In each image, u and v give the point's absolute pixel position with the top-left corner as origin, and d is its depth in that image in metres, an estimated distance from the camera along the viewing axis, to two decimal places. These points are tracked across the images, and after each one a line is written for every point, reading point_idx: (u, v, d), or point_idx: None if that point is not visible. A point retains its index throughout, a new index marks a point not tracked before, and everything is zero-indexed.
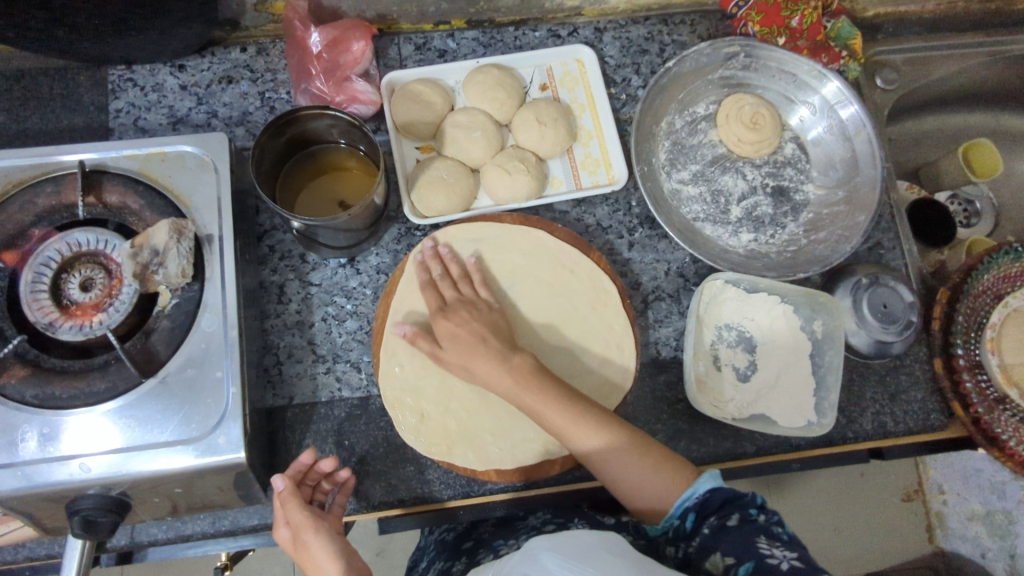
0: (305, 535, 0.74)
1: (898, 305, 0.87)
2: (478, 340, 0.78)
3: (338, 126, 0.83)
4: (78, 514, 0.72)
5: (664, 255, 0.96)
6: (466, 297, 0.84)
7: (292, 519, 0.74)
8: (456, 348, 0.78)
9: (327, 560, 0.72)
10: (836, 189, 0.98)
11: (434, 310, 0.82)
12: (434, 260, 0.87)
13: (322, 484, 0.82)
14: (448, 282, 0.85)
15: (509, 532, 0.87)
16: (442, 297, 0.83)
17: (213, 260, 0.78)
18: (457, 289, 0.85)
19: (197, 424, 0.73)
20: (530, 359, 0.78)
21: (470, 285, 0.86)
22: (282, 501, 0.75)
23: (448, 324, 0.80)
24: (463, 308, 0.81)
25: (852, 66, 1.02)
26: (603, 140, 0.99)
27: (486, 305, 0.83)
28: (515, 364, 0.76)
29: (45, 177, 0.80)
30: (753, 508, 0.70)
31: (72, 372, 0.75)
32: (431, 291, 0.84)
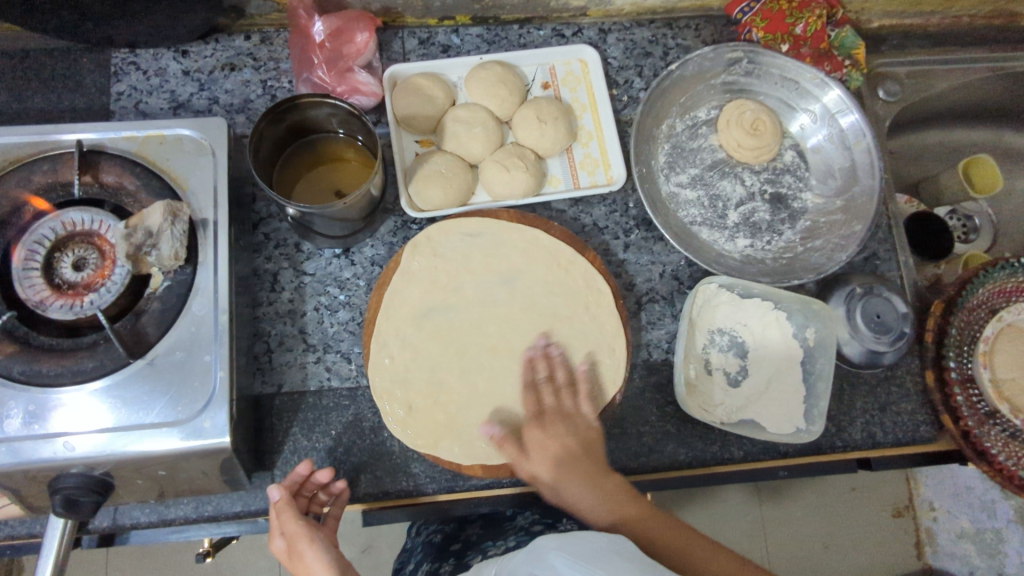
0: (300, 545, 0.71)
1: (892, 315, 0.87)
2: (574, 458, 0.74)
3: (338, 116, 0.83)
4: (59, 493, 0.72)
5: (659, 257, 0.96)
6: (566, 408, 0.79)
7: (286, 529, 0.72)
8: (548, 464, 0.74)
9: (322, 571, 0.68)
10: (834, 199, 0.98)
11: (529, 415, 0.78)
12: (543, 360, 0.83)
13: (319, 496, 0.81)
14: (551, 387, 0.81)
15: (497, 533, 0.96)
16: (544, 402, 0.79)
17: (207, 244, 0.78)
18: (559, 398, 0.80)
19: (184, 407, 0.73)
20: (621, 480, 0.73)
21: (572, 395, 0.80)
22: (277, 512, 0.74)
23: (541, 435, 0.76)
24: (559, 421, 0.77)
25: (854, 75, 1.01)
26: (603, 140, 0.99)
27: (586, 422, 0.78)
28: (608, 480, 0.72)
29: (42, 155, 0.80)
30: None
31: (61, 350, 0.75)
32: (531, 394, 0.80)
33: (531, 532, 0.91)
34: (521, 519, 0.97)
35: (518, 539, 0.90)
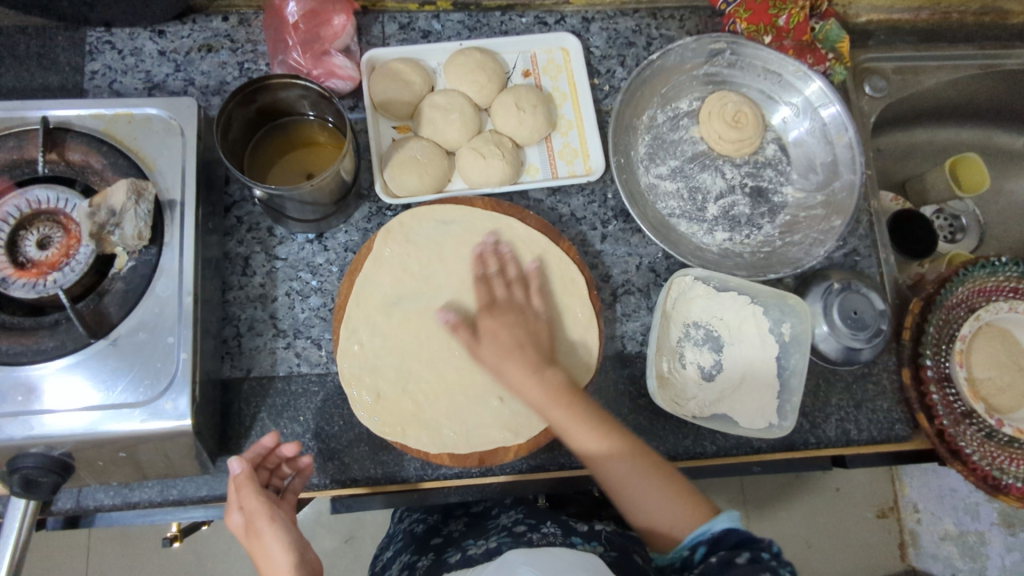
0: (259, 523, 0.68)
1: (868, 312, 0.86)
2: (517, 347, 0.78)
3: (309, 98, 0.82)
4: (17, 473, 0.70)
5: (636, 249, 0.95)
6: (518, 300, 0.83)
7: (246, 505, 0.69)
8: (495, 352, 0.78)
9: (281, 553, 0.66)
10: (815, 193, 0.96)
11: (482, 305, 0.82)
12: (493, 257, 0.86)
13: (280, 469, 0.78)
14: (503, 280, 0.84)
15: (479, 533, 0.96)
16: (496, 293, 0.83)
17: (174, 225, 0.77)
18: (510, 291, 0.84)
19: (146, 387, 0.72)
20: (562, 376, 0.78)
21: (525, 289, 0.84)
22: (237, 486, 0.70)
23: (493, 323, 0.80)
24: (510, 312, 0.81)
25: (839, 69, 1.00)
26: (582, 130, 0.98)
27: (535, 314, 0.83)
28: (550, 380, 0.77)
29: (9, 131, 0.79)
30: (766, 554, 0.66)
31: (22, 329, 0.74)
32: (482, 286, 0.83)
33: (512, 532, 0.91)
34: (505, 518, 0.97)
35: (499, 541, 0.90)
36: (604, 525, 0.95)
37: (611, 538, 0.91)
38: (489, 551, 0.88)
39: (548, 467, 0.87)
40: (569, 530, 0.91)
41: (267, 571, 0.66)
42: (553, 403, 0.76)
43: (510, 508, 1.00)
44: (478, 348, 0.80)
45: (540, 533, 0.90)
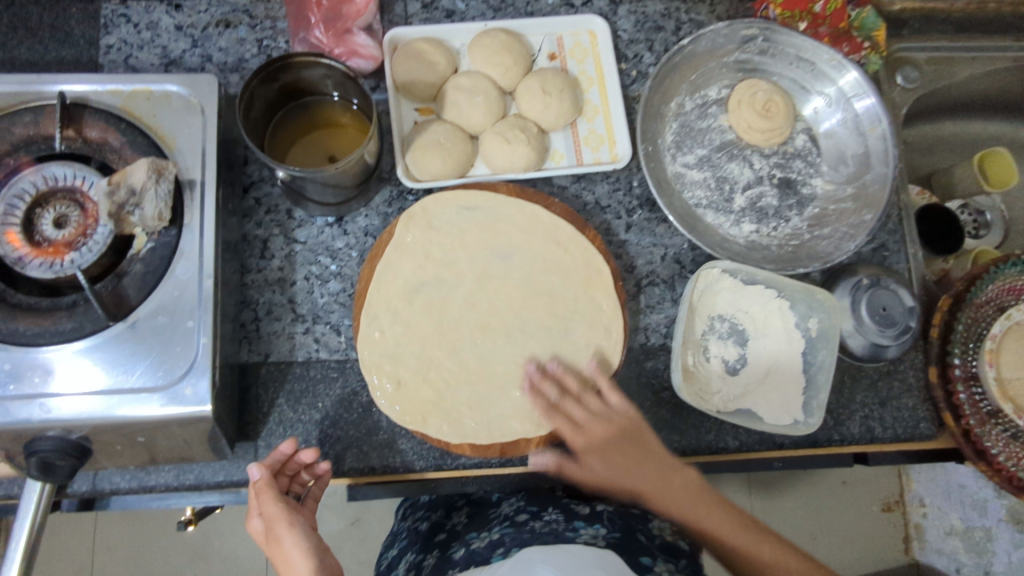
0: (278, 529, 0.68)
1: (897, 309, 0.85)
2: (636, 448, 0.77)
3: (333, 77, 0.79)
4: (34, 456, 0.69)
5: (661, 239, 0.93)
6: (593, 406, 0.79)
7: (265, 511, 0.70)
8: (621, 475, 0.76)
9: (299, 558, 0.65)
10: (845, 186, 0.94)
11: (579, 446, 0.78)
12: (546, 381, 0.82)
13: (300, 476, 0.79)
14: (571, 400, 0.80)
15: (482, 524, 0.95)
16: (576, 415, 0.79)
17: (194, 206, 0.75)
18: (583, 403, 0.80)
19: (165, 372, 0.71)
20: (692, 475, 0.77)
21: (594, 395, 0.80)
22: (257, 493, 0.71)
23: (597, 456, 0.77)
24: (600, 424, 0.78)
25: (874, 58, 0.98)
26: (609, 116, 0.95)
27: (619, 415, 0.79)
28: (679, 480, 0.76)
29: (24, 106, 0.77)
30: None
31: (39, 310, 0.73)
32: (559, 417, 0.79)
33: (515, 521, 0.91)
34: (505, 507, 0.97)
35: (501, 532, 0.89)
36: (606, 507, 0.95)
37: (612, 519, 0.92)
38: (492, 542, 0.88)
39: (568, 458, 0.86)
40: (571, 514, 0.91)
41: None
42: (678, 500, 0.76)
43: (510, 497, 1.01)
44: (592, 472, 0.77)
45: (544, 521, 0.90)
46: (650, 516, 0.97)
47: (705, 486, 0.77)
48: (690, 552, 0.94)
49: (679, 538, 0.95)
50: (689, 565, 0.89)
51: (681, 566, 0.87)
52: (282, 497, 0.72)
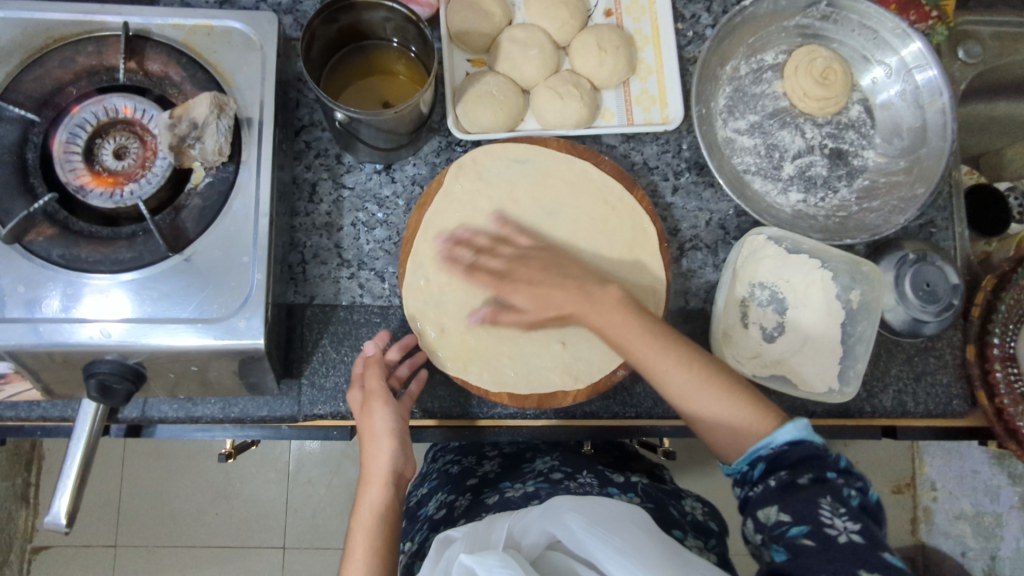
0: (372, 404, 0.77)
1: (943, 284, 0.84)
2: (556, 272, 0.78)
3: (393, 21, 0.79)
4: (93, 377, 0.71)
5: (707, 204, 0.93)
6: (502, 258, 0.80)
7: (368, 384, 0.78)
8: (541, 308, 0.77)
9: (384, 438, 0.76)
10: (897, 159, 0.93)
11: (493, 283, 0.78)
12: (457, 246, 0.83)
13: (400, 369, 0.83)
14: (485, 255, 0.81)
15: (516, 476, 0.98)
16: (494, 266, 0.79)
17: (251, 143, 0.76)
18: (496, 252, 0.81)
19: (220, 305, 0.72)
20: (616, 291, 0.77)
21: (507, 240, 0.83)
22: (366, 365, 0.80)
23: (520, 284, 0.78)
24: (493, 273, 0.79)
25: (939, 29, 0.96)
26: (662, 76, 0.94)
27: (546, 249, 0.82)
28: (603, 300, 0.76)
29: (88, 36, 0.77)
30: (831, 472, 0.66)
31: (100, 238, 0.74)
32: (479, 274, 0.80)
33: (549, 478, 0.93)
34: (540, 463, 0.99)
35: (536, 485, 0.92)
36: (639, 478, 0.97)
37: (646, 490, 0.94)
38: (527, 494, 0.90)
39: (602, 415, 0.88)
40: (605, 480, 0.94)
41: (369, 445, 0.76)
42: (609, 319, 0.75)
43: (544, 455, 1.03)
44: (521, 310, 0.78)
45: (578, 482, 0.92)
46: (682, 495, 1.00)
47: (625, 303, 0.76)
48: (718, 531, 0.95)
49: (709, 519, 0.96)
50: (716, 545, 0.91)
51: (709, 546, 0.89)
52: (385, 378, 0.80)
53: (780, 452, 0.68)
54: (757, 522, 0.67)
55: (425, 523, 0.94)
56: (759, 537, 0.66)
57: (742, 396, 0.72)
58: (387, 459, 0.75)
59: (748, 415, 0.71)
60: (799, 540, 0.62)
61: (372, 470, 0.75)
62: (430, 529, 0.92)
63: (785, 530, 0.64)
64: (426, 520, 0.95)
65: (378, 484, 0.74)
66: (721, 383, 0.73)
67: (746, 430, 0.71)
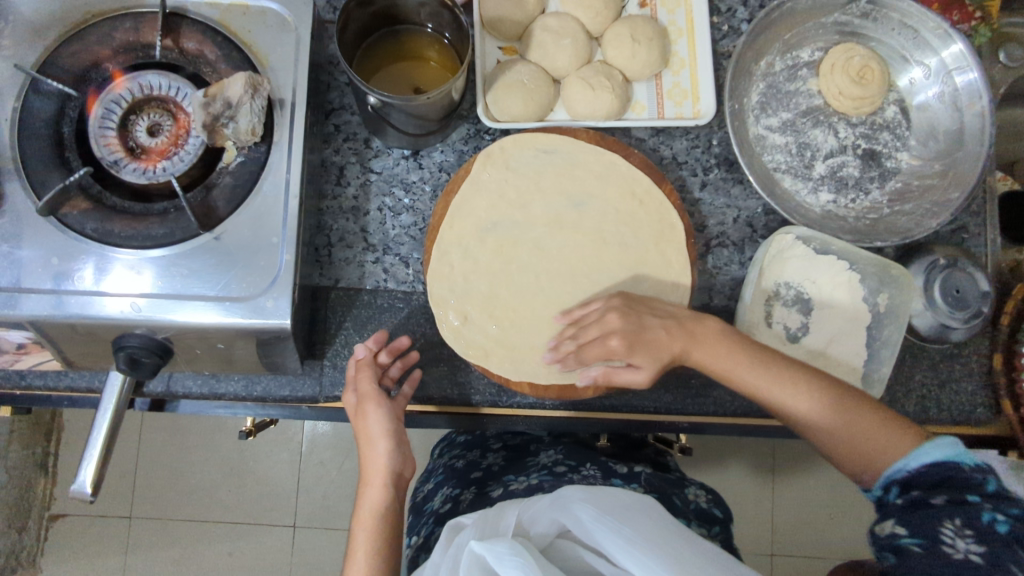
0: (367, 407, 0.79)
1: (973, 292, 0.82)
2: (647, 334, 0.76)
3: (428, 6, 0.78)
4: (122, 350, 0.72)
5: (736, 201, 0.92)
6: (620, 324, 0.76)
7: (361, 386, 0.79)
8: (656, 361, 0.76)
9: (379, 439, 0.77)
10: (932, 162, 0.91)
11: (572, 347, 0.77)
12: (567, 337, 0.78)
13: (393, 367, 0.83)
14: (579, 327, 0.78)
15: (521, 469, 0.98)
16: (591, 336, 0.76)
17: (283, 124, 0.76)
18: (580, 326, 0.78)
19: (248, 284, 0.73)
20: (715, 323, 0.78)
21: (580, 309, 0.80)
22: (358, 367, 0.81)
23: (625, 343, 0.75)
24: (600, 337, 0.76)
25: (982, 31, 0.93)
26: (695, 71, 0.93)
27: (635, 310, 0.78)
28: (705, 335, 0.77)
29: (125, 12, 0.77)
30: (976, 496, 0.64)
31: (132, 213, 0.75)
32: (592, 348, 0.76)
33: (554, 471, 0.94)
34: (544, 457, 1.00)
35: (540, 477, 0.93)
36: (642, 468, 0.98)
37: (650, 480, 0.94)
38: (531, 486, 0.91)
39: (620, 409, 0.88)
40: (608, 471, 0.94)
41: (365, 447, 0.78)
42: (715, 354, 0.76)
43: (549, 448, 1.03)
44: (638, 368, 0.76)
45: (581, 474, 0.93)
46: (686, 483, 1.00)
47: (726, 332, 0.77)
48: (723, 519, 0.95)
49: (713, 506, 0.96)
50: (721, 534, 0.91)
51: (713, 533, 0.90)
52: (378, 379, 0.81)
53: (916, 475, 0.68)
54: (876, 537, 0.69)
55: (430, 517, 0.95)
56: (874, 548, 0.69)
57: (880, 420, 0.73)
58: (384, 460, 0.77)
59: (887, 437, 0.72)
60: (908, 548, 0.64)
61: (370, 471, 0.77)
62: (436, 522, 0.92)
63: (897, 540, 0.66)
64: (431, 514, 0.96)
65: (377, 484, 0.77)
66: (840, 403, 0.74)
67: (883, 453, 0.71)
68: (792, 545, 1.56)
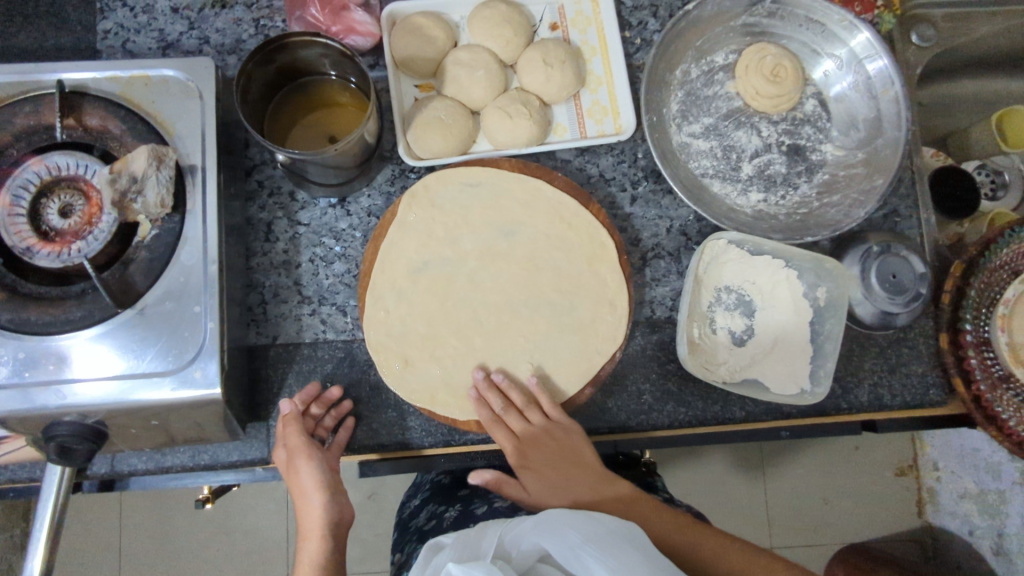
0: (297, 461, 0.77)
1: (908, 275, 0.82)
2: (568, 456, 0.79)
3: (329, 56, 0.78)
4: (52, 441, 0.71)
5: (667, 211, 0.92)
6: (530, 425, 0.80)
7: (290, 442, 0.78)
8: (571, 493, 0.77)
9: (312, 491, 0.76)
10: (855, 151, 0.92)
11: (511, 449, 0.79)
12: (491, 392, 0.81)
13: (326, 419, 0.82)
14: (513, 411, 0.81)
15: (505, 485, 0.93)
16: (515, 426, 0.79)
17: (195, 191, 0.75)
18: (523, 415, 0.80)
19: (174, 357, 0.71)
20: (625, 483, 0.78)
21: (538, 410, 0.81)
22: (285, 423, 0.79)
23: (539, 455, 0.79)
24: (547, 442, 0.79)
25: (887, 18, 0.95)
26: (612, 86, 0.94)
27: (558, 430, 0.80)
28: (580, 476, 0.78)
29: (24, 96, 0.77)
30: None
31: (49, 299, 0.74)
32: (500, 430, 0.80)
33: None
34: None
35: (525, 494, 0.88)
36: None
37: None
38: (515, 505, 0.87)
39: None
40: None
41: (302, 503, 0.76)
42: (546, 487, 0.78)
43: None
44: (534, 484, 0.79)
45: None
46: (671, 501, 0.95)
47: (559, 462, 0.79)
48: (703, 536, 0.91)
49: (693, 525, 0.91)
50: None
51: None
52: (307, 432, 0.80)
53: None
54: None
55: (414, 535, 0.92)
56: None
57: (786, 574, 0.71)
58: (320, 511, 0.75)
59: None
60: None
61: (308, 524, 0.75)
62: (419, 541, 0.89)
63: None
64: (415, 531, 0.93)
65: (315, 537, 0.74)
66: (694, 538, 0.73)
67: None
68: (789, 535, 1.57)
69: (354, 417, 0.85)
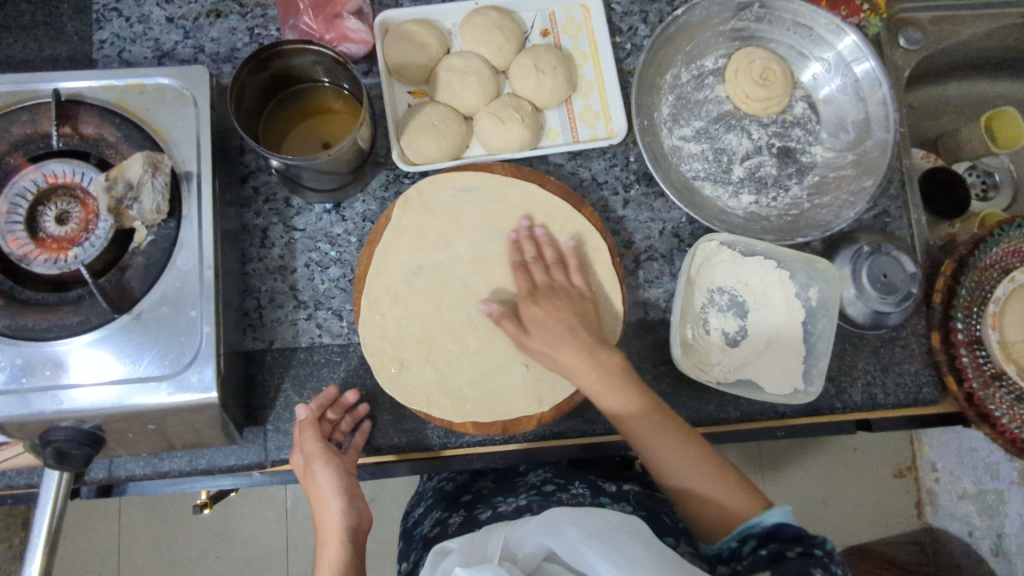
0: (314, 466, 0.77)
1: (899, 275, 0.83)
2: (570, 329, 0.78)
3: (323, 63, 0.79)
4: (50, 445, 0.71)
5: (659, 214, 0.93)
6: (557, 282, 0.83)
7: (306, 448, 0.78)
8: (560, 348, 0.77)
9: (330, 496, 0.76)
10: (845, 153, 0.93)
11: (524, 294, 0.81)
12: (528, 241, 0.86)
13: (343, 423, 0.83)
14: (542, 266, 0.84)
15: (509, 490, 0.93)
16: (536, 279, 0.83)
17: (191, 197, 0.76)
18: (550, 274, 0.84)
19: (171, 361, 0.72)
20: (617, 356, 0.78)
21: (563, 271, 0.84)
22: (302, 429, 0.79)
23: (539, 310, 0.80)
24: (558, 296, 0.81)
25: (874, 21, 0.96)
26: (603, 90, 0.95)
27: (578, 293, 0.82)
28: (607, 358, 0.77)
29: (21, 105, 0.78)
30: (819, 549, 0.66)
31: (45, 305, 0.74)
32: (523, 274, 0.83)
33: (542, 491, 0.89)
34: (533, 476, 0.95)
35: (528, 499, 0.88)
36: (631, 486, 0.92)
37: (638, 498, 0.89)
38: (519, 508, 0.86)
39: (570, 434, 0.87)
40: (597, 490, 0.89)
41: (320, 509, 0.76)
42: (550, 339, 0.78)
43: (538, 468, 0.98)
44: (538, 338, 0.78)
45: (570, 492, 0.88)
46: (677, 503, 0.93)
47: (578, 332, 0.78)
48: None
49: None
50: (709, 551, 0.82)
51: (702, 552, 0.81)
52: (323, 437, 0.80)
53: (775, 531, 0.69)
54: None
55: (418, 543, 0.92)
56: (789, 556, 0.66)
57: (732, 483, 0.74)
58: (338, 517, 0.75)
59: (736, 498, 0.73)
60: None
61: (326, 531, 0.75)
62: (423, 548, 0.89)
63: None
64: (421, 539, 0.92)
65: (335, 543, 0.74)
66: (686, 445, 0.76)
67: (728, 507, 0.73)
68: None
69: (369, 420, 0.85)
